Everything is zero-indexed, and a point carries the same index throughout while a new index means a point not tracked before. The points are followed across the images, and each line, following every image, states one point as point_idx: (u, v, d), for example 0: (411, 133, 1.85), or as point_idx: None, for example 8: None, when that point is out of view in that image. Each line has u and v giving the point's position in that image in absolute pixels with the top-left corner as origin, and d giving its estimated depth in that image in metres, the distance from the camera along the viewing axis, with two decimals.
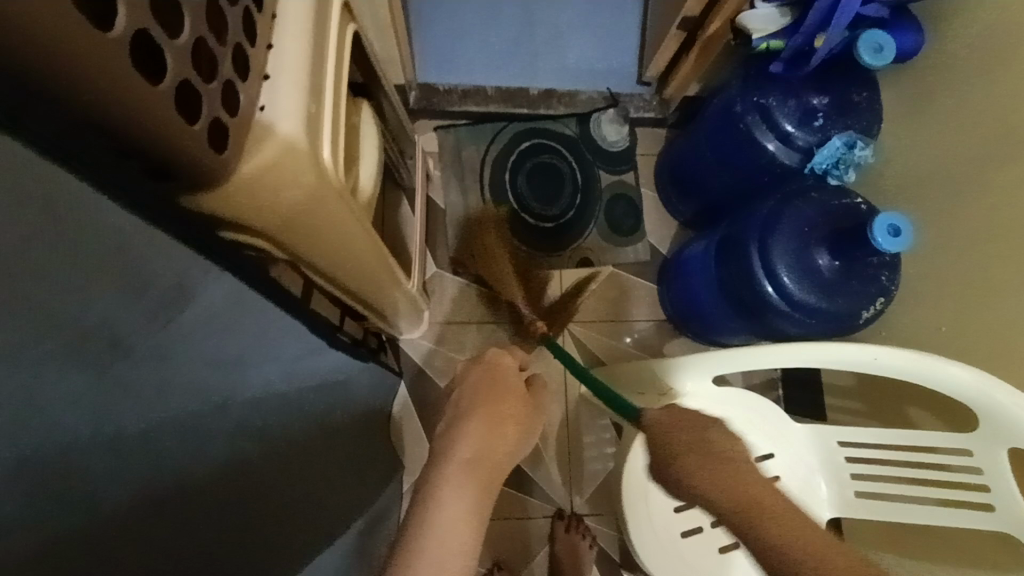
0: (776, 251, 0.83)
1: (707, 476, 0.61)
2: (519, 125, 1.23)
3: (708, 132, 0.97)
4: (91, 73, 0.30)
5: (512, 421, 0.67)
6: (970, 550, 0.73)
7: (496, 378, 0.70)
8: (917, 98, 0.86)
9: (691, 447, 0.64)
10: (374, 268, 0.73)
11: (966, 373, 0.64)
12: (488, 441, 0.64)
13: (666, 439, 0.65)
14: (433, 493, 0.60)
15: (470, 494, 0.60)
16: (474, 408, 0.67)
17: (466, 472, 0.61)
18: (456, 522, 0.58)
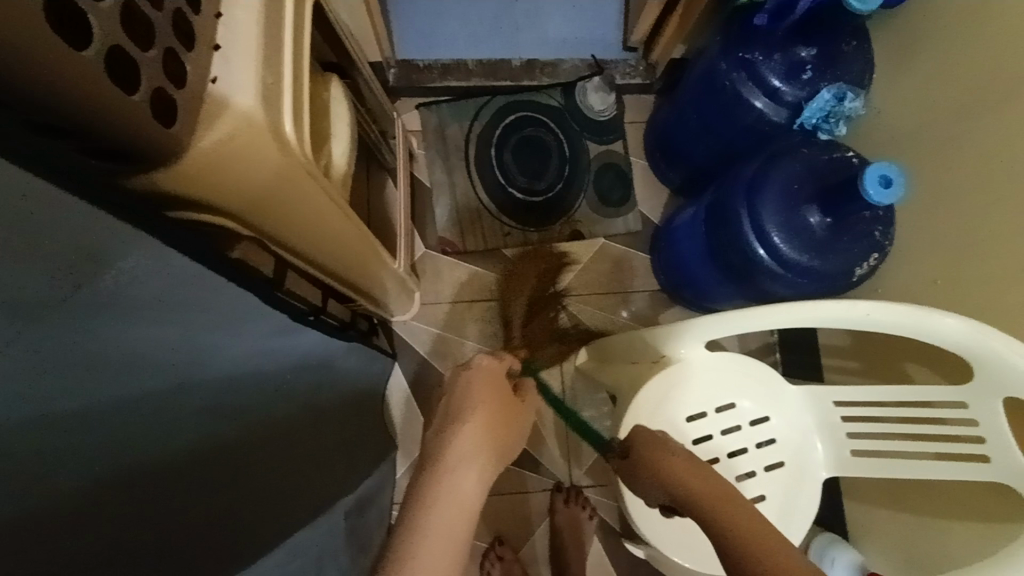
0: (766, 212, 0.81)
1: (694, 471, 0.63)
2: (503, 98, 1.20)
3: (693, 95, 0.95)
4: (28, 50, 0.29)
5: (504, 421, 0.67)
6: (970, 504, 0.72)
7: (488, 381, 0.70)
8: (905, 45, 0.83)
9: (679, 457, 0.66)
10: (355, 246, 0.72)
11: (962, 325, 0.62)
12: (486, 437, 0.63)
13: (647, 442, 0.70)
14: (423, 491, 0.56)
15: (465, 493, 0.57)
16: (470, 406, 0.66)
17: (464, 467, 0.59)
18: (454, 515, 0.55)
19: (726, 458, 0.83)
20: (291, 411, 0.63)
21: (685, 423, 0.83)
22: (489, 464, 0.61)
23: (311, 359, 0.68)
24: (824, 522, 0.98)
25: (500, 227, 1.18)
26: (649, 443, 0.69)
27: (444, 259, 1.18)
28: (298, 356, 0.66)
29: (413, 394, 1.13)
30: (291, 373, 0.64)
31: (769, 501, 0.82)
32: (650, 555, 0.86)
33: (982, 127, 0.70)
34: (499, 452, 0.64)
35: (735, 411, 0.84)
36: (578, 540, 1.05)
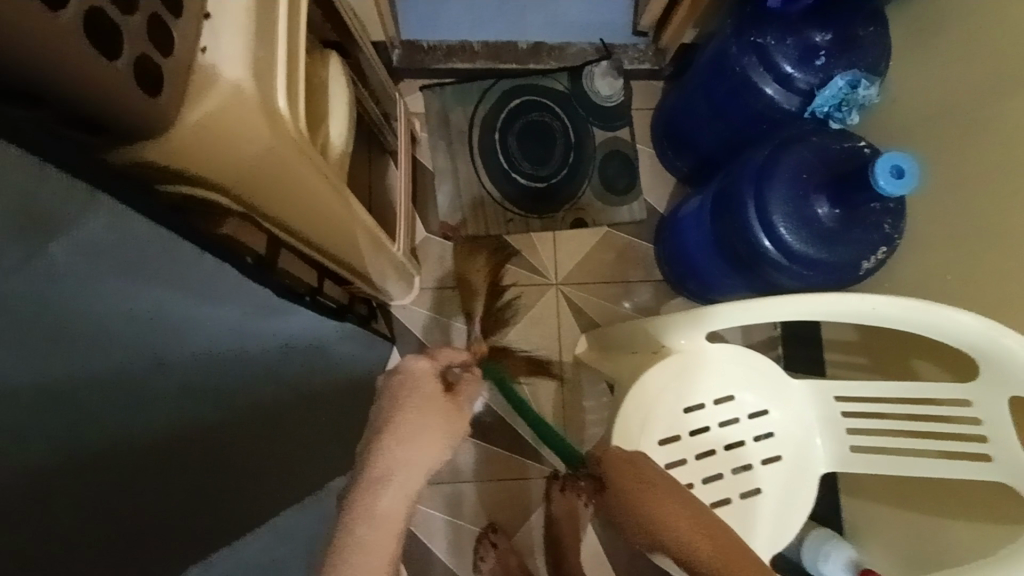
0: (773, 202, 0.79)
1: (645, 488, 0.64)
2: (508, 82, 1.18)
3: (704, 79, 0.92)
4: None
5: (431, 427, 0.60)
6: (970, 503, 0.71)
7: (420, 385, 0.62)
8: (923, 31, 0.80)
9: (648, 484, 0.64)
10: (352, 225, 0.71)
11: (971, 321, 0.60)
12: (407, 453, 0.57)
13: (615, 460, 0.67)
14: (342, 523, 0.54)
15: (389, 519, 0.55)
16: (396, 420, 0.59)
17: (383, 490, 0.56)
18: (378, 545, 0.54)
19: (724, 450, 0.82)
20: (287, 391, 0.63)
21: (682, 414, 0.82)
22: (418, 478, 0.58)
23: (316, 340, 0.67)
24: (822, 517, 0.97)
25: (502, 213, 1.17)
26: (619, 464, 0.66)
27: (445, 244, 1.17)
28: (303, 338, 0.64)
29: None
30: (291, 356, 0.63)
31: (765, 495, 0.81)
32: None
33: (1003, 114, 0.68)
34: (438, 460, 0.60)
35: (735, 403, 0.83)
36: (575, 531, 1.04)
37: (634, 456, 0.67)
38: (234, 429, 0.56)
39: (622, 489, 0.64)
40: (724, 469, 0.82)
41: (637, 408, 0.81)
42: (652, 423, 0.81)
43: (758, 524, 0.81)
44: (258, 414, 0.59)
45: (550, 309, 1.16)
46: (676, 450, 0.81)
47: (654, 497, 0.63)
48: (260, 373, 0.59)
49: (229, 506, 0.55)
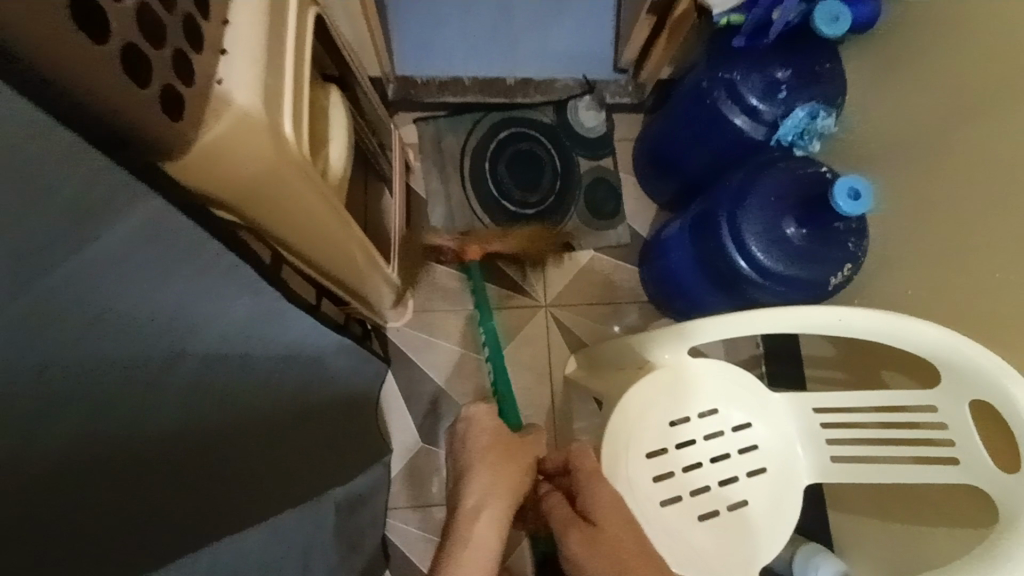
0: (745, 223, 0.85)
1: (614, 512, 0.69)
2: (498, 114, 1.26)
3: (681, 111, 0.98)
4: (43, 42, 0.31)
5: (507, 459, 0.78)
6: (944, 509, 0.73)
7: (490, 430, 0.83)
8: (880, 66, 0.88)
9: (612, 507, 0.70)
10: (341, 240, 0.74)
11: (927, 329, 0.65)
12: (491, 480, 0.75)
13: (586, 473, 0.73)
14: (449, 545, 0.67)
15: (485, 534, 0.68)
16: (477, 457, 0.79)
17: (479, 513, 0.70)
18: (480, 556, 0.66)
19: (709, 463, 0.84)
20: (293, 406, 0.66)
21: (668, 427, 0.84)
22: (503, 501, 0.72)
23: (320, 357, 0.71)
24: (809, 532, 0.98)
25: None
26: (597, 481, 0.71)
27: (437, 267, 1.21)
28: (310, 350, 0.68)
29: (404, 398, 1.15)
30: (299, 368, 0.66)
31: (751, 507, 0.83)
32: None
33: (956, 139, 0.74)
34: (516, 489, 0.75)
35: (720, 417, 0.85)
36: None
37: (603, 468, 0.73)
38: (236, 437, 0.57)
39: (610, 535, 0.66)
40: (711, 481, 0.83)
41: (624, 422, 0.83)
42: (639, 436, 0.83)
43: (745, 536, 0.82)
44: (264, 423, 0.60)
45: (539, 329, 1.19)
46: (663, 462, 0.83)
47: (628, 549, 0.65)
48: (273, 379, 0.62)
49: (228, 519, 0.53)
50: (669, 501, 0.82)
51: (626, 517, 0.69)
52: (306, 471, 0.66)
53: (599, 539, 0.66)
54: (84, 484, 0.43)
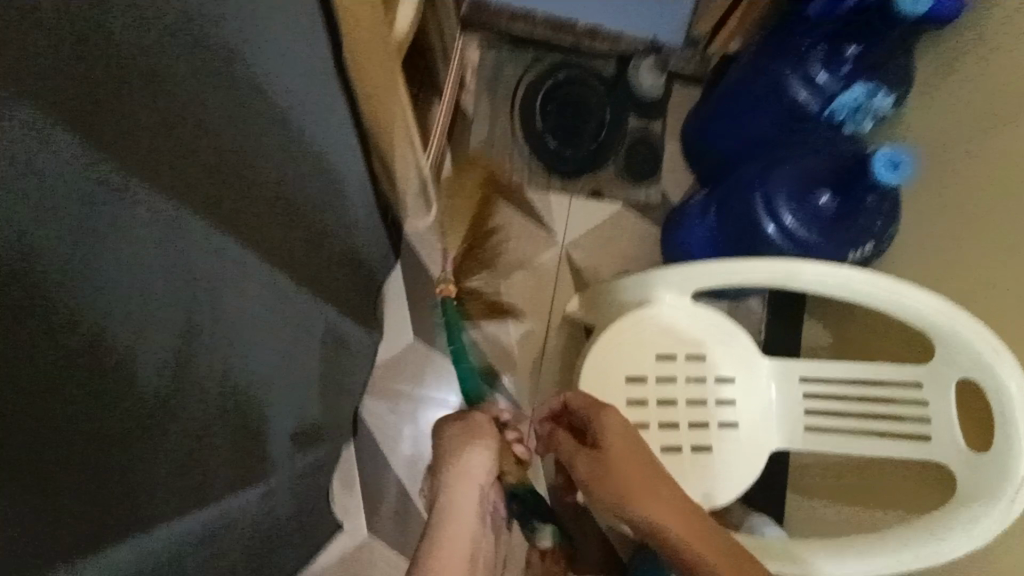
0: (778, 185, 0.85)
1: (626, 446, 0.73)
2: (561, 55, 1.27)
3: (738, 77, 0.99)
4: None
5: (484, 437, 0.73)
6: (901, 492, 0.74)
7: (462, 416, 0.78)
8: (935, 67, 0.85)
9: (624, 440, 0.73)
10: (387, 91, 0.76)
11: (932, 302, 0.66)
12: (470, 463, 0.70)
13: (594, 416, 0.77)
14: (427, 533, 0.63)
15: (461, 525, 0.64)
16: (450, 437, 0.74)
17: (456, 506, 0.66)
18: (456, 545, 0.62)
19: (684, 404, 0.86)
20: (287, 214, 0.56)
21: (653, 361, 0.86)
22: (473, 488, 0.69)
23: (336, 188, 0.64)
24: (763, 507, 0.99)
25: (526, 168, 1.24)
26: (608, 428, 0.75)
27: (467, 184, 1.24)
28: (323, 163, 0.59)
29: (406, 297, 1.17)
30: (313, 175, 0.58)
31: (715, 454, 0.85)
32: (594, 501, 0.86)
33: (996, 130, 0.73)
34: (489, 472, 0.71)
35: (704, 365, 0.87)
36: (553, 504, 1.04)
37: (606, 410, 0.77)
38: (245, 214, 0.48)
39: (610, 456, 0.72)
40: (682, 421, 0.85)
41: (612, 344, 0.86)
42: (622, 362, 0.86)
43: (701, 478, 0.84)
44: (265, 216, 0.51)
45: (551, 265, 1.21)
46: (641, 390, 0.86)
47: (643, 479, 0.69)
48: (283, 166, 0.52)
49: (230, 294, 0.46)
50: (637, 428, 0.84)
51: (637, 448, 0.73)
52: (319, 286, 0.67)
53: (612, 471, 0.70)
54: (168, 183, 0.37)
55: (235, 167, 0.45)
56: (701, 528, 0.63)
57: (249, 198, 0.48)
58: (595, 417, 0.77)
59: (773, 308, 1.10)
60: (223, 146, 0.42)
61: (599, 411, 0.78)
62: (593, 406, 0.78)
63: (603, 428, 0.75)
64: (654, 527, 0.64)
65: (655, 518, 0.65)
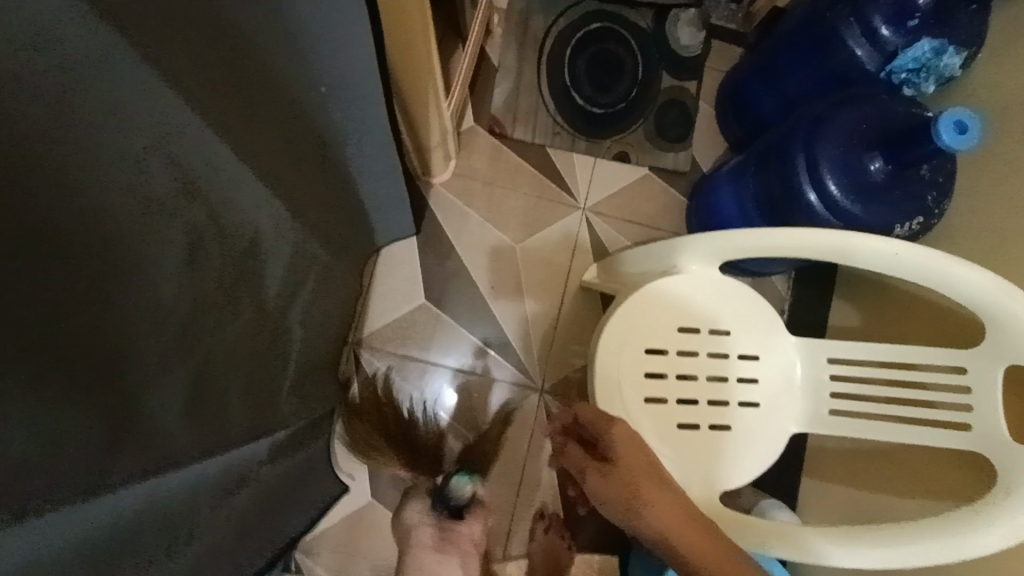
0: (825, 147, 0.79)
1: (633, 452, 0.71)
2: (595, 3, 1.18)
3: (792, 29, 0.93)
4: None
5: None
6: (927, 481, 0.70)
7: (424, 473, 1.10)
8: (1013, 23, 0.76)
9: (632, 446, 0.72)
10: (410, 29, 0.71)
11: (981, 280, 0.60)
12: None
13: (600, 421, 0.75)
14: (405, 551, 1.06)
15: None
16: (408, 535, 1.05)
17: None
18: None
19: (703, 379, 0.82)
20: (304, 148, 0.57)
21: (676, 332, 0.82)
22: None
23: None
24: (775, 489, 0.96)
25: (551, 125, 1.17)
26: (617, 433, 0.73)
27: (487, 140, 1.17)
28: (355, 116, 0.58)
29: (418, 255, 1.14)
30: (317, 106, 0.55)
31: (732, 433, 0.81)
32: None
33: None
34: None
35: (727, 340, 0.82)
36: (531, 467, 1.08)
37: (609, 417, 0.75)
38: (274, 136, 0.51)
39: (623, 467, 0.70)
40: (700, 397, 0.82)
41: (631, 315, 0.82)
42: (642, 332, 0.82)
43: (716, 457, 0.81)
44: (280, 143, 0.53)
45: (569, 230, 1.16)
46: (658, 363, 0.81)
47: (652, 485, 0.68)
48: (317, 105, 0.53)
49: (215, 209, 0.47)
50: (654, 401, 0.81)
51: (644, 454, 0.71)
52: (313, 221, 0.66)
53: (621, 479, 0.69)
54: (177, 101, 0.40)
55: (265, 88, 0.47)
56: (705, 532, 0.63)
57: (272, 121, 0.50)
58: (602, 427, 0.74)
59: (800, 286, 1.05)
60: (258, 67, 0.45)
61: (604, 418, 0.75)
62: (604, 420, 0.74)
63: (613, 435, 0.73)
64: (662, 534, 0.64)
65: (663, 525, 0.64)
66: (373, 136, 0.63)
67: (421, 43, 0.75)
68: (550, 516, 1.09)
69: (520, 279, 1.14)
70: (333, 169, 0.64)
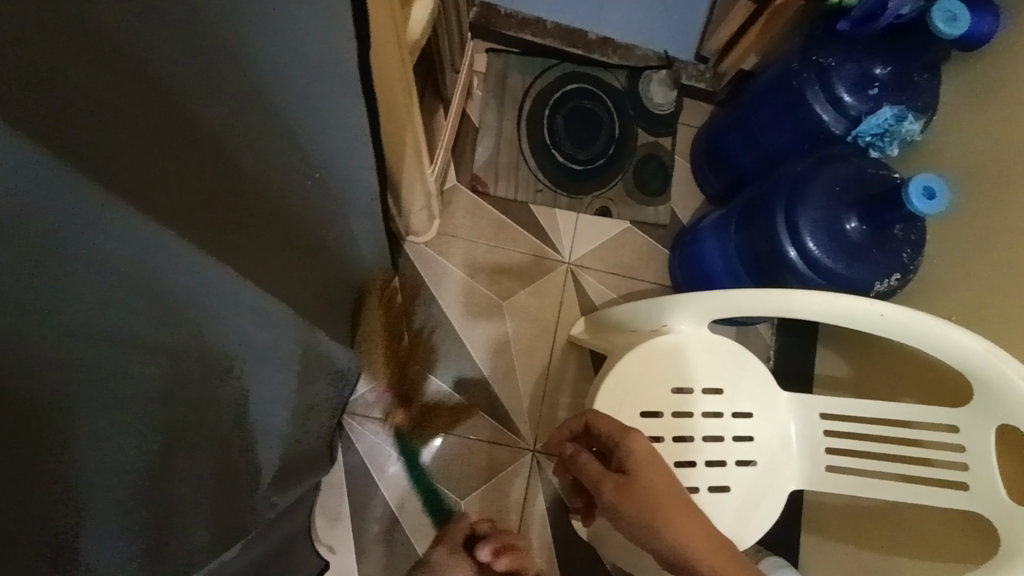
0: (803, 209, 0.84)
1: (654, 465, 0.66)
2: (570, 66, 1.22)
3: (763, 92, 0.98)
4: None
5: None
6: (933, 541, 0.69)
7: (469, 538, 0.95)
8: (966, 92, 0.82)
9: (654, 460, 0.67)
10: (393, 99, 0.72)
11: (966, 341, 0.62)
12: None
13: (618, 430, 0.70)
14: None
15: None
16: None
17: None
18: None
19: (699, 440, 0.81)
20: (261, 215, 0.47)
21: (670, 393, 0.81)
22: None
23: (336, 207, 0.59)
24: (776, 543, 0.95)
25: (533, 181, 1.19)
26: (639, 451, 0.68)
27: (471, 197, 1.18)
28: (319, 153, 0.50)
29: (401, 314, 1.12)
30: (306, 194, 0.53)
31: (731, 495, 0.80)
32: (593, 538, 0.81)
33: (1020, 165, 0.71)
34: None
35: (720, 398, 0.82)
36: (528, 530, 1.05)
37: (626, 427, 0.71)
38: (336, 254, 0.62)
39: (646, 483, 0.65)
40: (699, 458, 0.80)
41: (624, 376, 0.81)
42: (636, 394, 0.81)
43: (717, 521, 0.79)
44: (253, 211, 0.46)
45: (556, 284, 1.16)
46: (654, 425, 0.80)
47: (675, 507, 0.63)
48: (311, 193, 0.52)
49: (209, 337, 0.40)
50: None
51: (665, 468, 0.67)
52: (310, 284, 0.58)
53: (645, 496, 0.63)
54: (315, 259, 0.59)
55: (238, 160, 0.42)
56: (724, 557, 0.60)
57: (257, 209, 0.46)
58: (627, 438, 0.69)
59: (781, 335, 1.07)
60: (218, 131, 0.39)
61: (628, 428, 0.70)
62: (622, 431, 0.70)
63: (636, 449, 0.68)
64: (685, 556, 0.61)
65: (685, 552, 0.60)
66: (345, 165, 0.54)
67: (405, 111, 0.76)
68: None
69: (508, 335, 1.13)
70: (315, 247, 0.59)
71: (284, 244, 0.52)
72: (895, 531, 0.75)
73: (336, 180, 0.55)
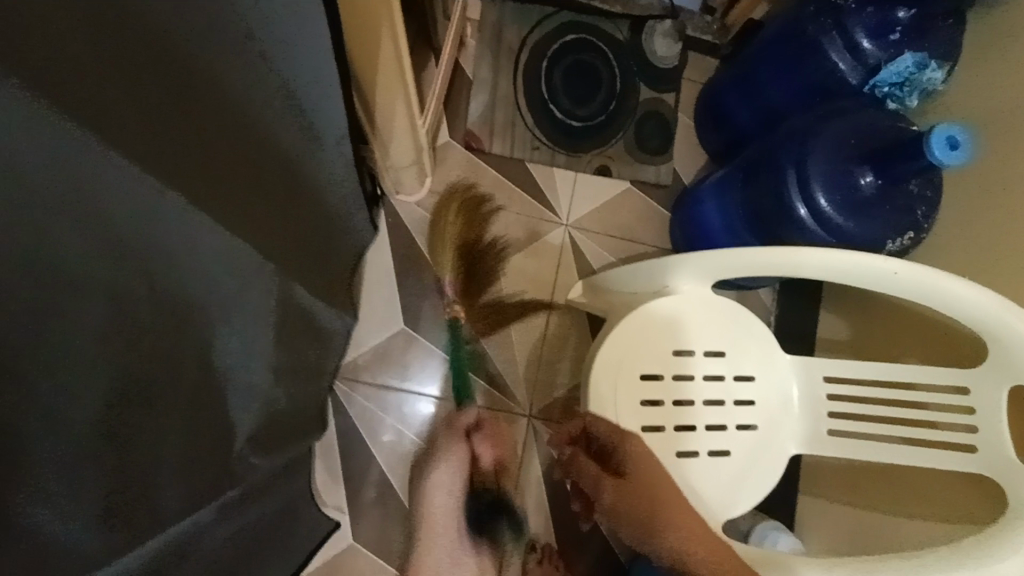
0: (813, 162, 0.80)
1: (651, 470, 0.74)
2: (569, 15, 1.15)
3: (768, 43, 0.93)
4: None
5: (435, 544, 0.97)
6: (936, 502, 0.68)
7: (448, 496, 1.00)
8: (991, 39, 0.77)
9: (652, 468, 0.74)
10: (381, 39, 0.66)
11: (983, 298, 0.59)
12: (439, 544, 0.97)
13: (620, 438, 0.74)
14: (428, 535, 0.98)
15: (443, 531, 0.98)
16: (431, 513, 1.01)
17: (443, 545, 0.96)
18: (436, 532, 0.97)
19: (700, 403, 0.78)
20: (236, 159, 0.45)
21: (671, 354, 0.79)
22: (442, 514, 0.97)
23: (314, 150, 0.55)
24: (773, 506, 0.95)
25: (530, 138, 1.13)
26: (639, 458, 0.74)
27: (465, 155, 1.13)
28: (294, 89, 0.47)
29: (393, 277, 1.08)
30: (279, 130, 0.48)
31: (731, 458, 0.78)
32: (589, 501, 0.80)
33: None
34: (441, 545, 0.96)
35: (722, 361, 0.79)
36: (523, 494, 1.04)
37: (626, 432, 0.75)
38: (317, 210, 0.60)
39: (637, 474, 0.75)
40: (698, 421, 0.78)
41: (623, 337, 0.78)
42: (636, 356, 0.78)
43: (717, 483, 0.77)
44: (226, 153, 0.44)
45: (553, 246, 1.12)
46: (654, 386, 0.78)
47: (668, 495, 0.74)
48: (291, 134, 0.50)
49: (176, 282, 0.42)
50: (649, 429, 0.77)
51: (663, 474, 0.74)
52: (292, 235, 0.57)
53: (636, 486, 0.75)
54: (296, 214, 0.57)
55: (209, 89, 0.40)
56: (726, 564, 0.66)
57: (236, 154, 0.45)
58: (630, 441, 0.74)
59: (782, 298, 1.04)
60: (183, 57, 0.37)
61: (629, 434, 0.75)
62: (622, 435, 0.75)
63: (637, 452, 0.74)
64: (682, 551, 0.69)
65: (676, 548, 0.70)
66: (325, 111, 0.52)
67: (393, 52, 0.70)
68: (541, 547, 1.03)
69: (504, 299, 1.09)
70: (300, 196, 0.57)
71: (264, 193, 0.51)
72: (897, 493, 0.74)
73: (313, 117, 0.51)
